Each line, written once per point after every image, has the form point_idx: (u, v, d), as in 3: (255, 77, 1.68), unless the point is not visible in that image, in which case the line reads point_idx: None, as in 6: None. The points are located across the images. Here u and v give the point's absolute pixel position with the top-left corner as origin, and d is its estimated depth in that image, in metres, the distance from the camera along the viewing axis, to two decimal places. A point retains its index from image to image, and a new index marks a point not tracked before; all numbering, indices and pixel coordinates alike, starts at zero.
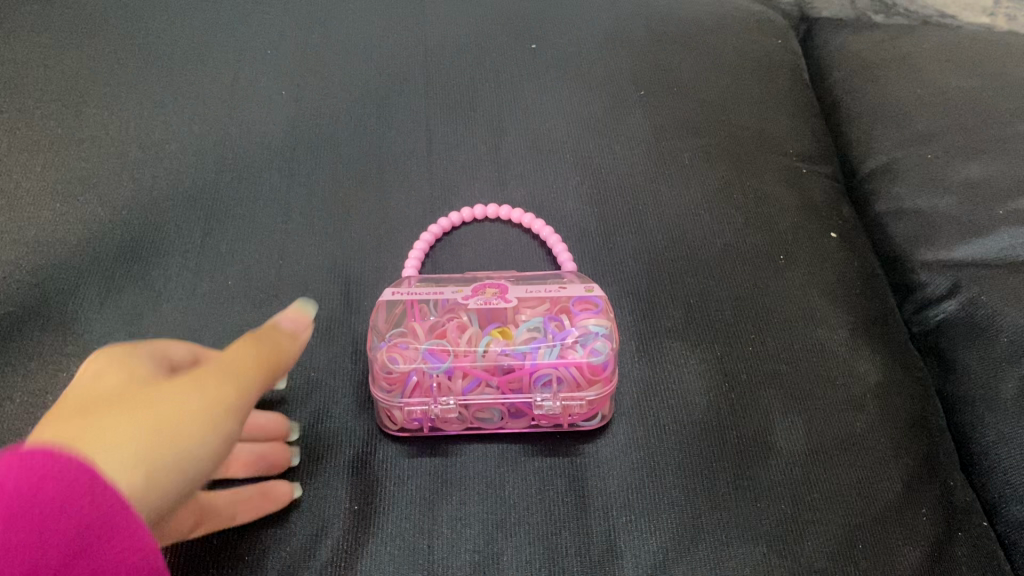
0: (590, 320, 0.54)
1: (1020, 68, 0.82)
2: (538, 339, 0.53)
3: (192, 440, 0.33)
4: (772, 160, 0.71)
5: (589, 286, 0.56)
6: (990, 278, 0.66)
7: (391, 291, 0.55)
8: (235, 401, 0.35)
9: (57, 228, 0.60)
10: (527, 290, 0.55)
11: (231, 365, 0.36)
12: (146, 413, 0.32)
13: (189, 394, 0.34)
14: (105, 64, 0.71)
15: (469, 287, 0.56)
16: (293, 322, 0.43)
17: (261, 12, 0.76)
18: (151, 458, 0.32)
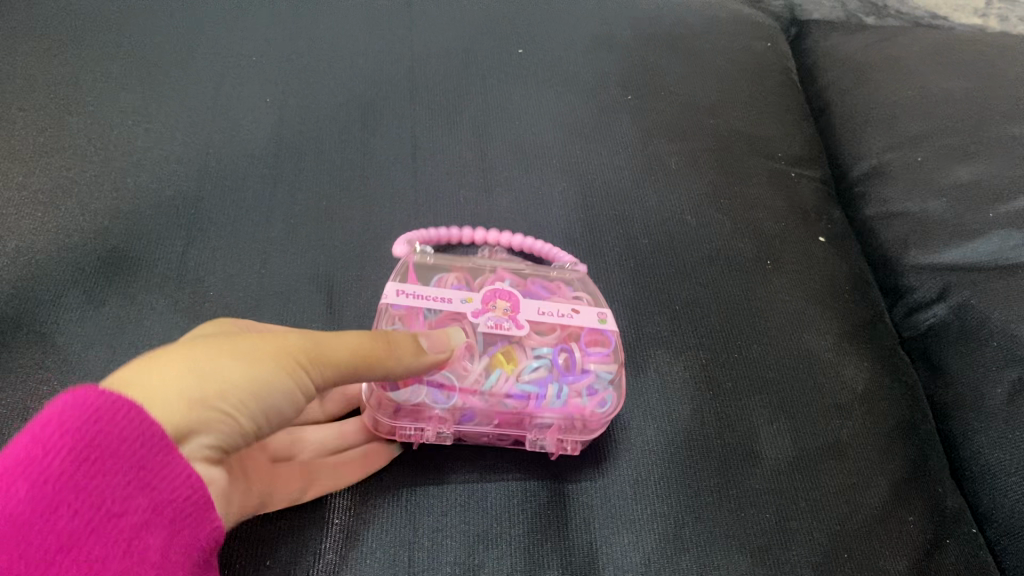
0: (598, 363, 0.54)
1: (1010, 69, 0.81)
2: (545, 378, 0.52)
3: (240, 375, 0.41)
4: (760, 165, 0.70)
5: (601, 315, 0.56)
6: (980, 281, 0.65)
7: (397, 290, 0.54)
8: (302, 363, 0.43)
9: (37, 238, 0.60)
10: (540, 313, 0.55)
11: (325, 339, 0.44)
12: (215, 352, 0.41)
13: (252, 349, 0.42)
14: (89, 71, 0.70)
15: (480, 298, 0.55)
16: (433, 342, 0.49)
17: (246, 18, 0.76)
18: (197, 377, 0.40)
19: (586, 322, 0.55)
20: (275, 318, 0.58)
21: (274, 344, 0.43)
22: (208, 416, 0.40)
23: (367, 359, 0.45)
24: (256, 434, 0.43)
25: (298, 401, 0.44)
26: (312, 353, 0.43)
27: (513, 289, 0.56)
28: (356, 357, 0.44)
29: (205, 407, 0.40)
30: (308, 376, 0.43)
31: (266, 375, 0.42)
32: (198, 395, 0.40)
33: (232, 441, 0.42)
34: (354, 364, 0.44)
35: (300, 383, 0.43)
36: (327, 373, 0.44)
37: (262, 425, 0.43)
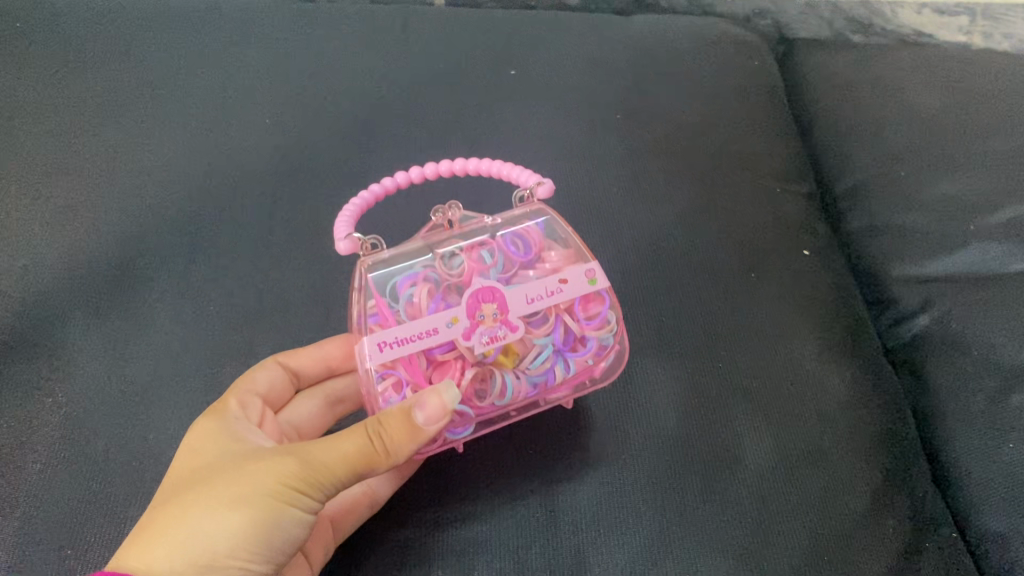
0: (597, 325, 0.52)
1: (992, 85, 0.83)
2: (553, 366, 0.51)
3: (240, 524, 0.43)
4: (746, 179, 0.72)
5: (589, 275, 0.52)
6: (961, 293, 0.67)
7: (377, 346, 0.48)
8: (297, 491, 0.44)
9: (45, 257, 0.62)
10: (529, 301, 0.50)
11: (312, 457, 0.45)
12: (208, 507, 0.43)
13: (239, 493, 0.43)
14: (94, 93, 0.73)
15: (466, 314, 0.49)
16: (431, 418, 0.44)
17: (246, 38, 0.78)
18: (194, 544, 0.42)
19: (580, 292, 0.51)
20: (274, 331, 0.60)
21: (266, 481, 0.44)
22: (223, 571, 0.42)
23: (363, 463, 0.45)
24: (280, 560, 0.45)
25: (308, 519, 0.45)
26: (303, 477, 0.44)
27: (495, 285, 0.50)
28: (351, 469, 0.45)
29: (216, 565, 0.42)
30: (309, 497, 0.45)
31: (265, 513, 0.43)
32: (203, 558, 0.42)
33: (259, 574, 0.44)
34: (352, 471, 0.45)
35: (302, 506, 0.45)
36: (328, 486, 0.45)
37: (284, 549, 0.45)
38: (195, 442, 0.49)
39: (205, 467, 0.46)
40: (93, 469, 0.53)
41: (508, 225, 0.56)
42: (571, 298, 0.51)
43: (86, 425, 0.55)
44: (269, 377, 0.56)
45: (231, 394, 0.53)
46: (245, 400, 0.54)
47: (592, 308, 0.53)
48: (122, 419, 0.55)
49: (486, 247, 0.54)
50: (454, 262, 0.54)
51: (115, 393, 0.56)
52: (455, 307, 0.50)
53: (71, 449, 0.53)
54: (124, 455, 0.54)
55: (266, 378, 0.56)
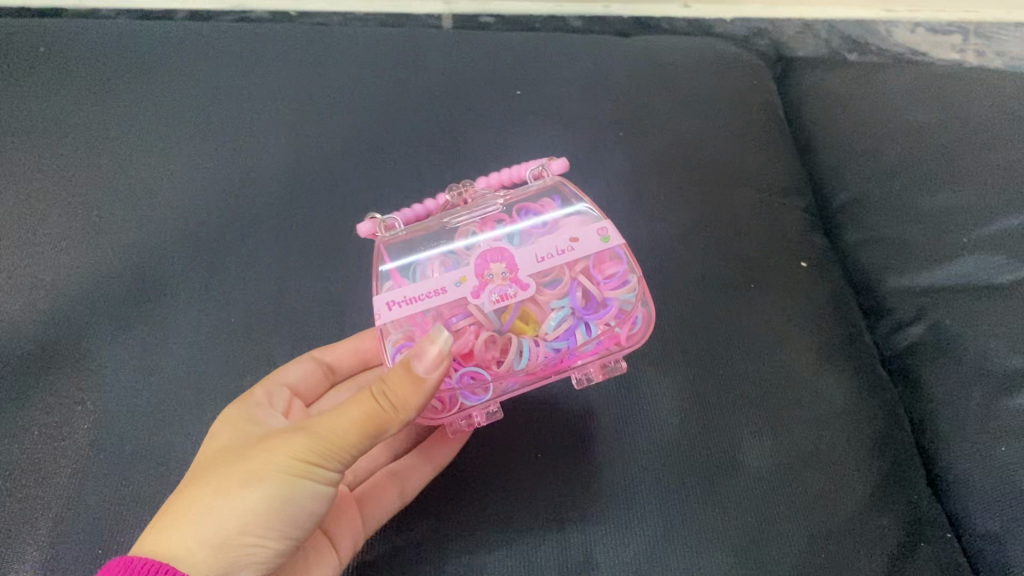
0: (615, 286, 0.53)
1: (984, 102, 0.86)
2: (570, 327, 0.52)
3: (252, 504, 0.43)
4: (745, 194, 0.75)
5: (600, 234, 0.53)
6: (954, 302, 0.70)
7: (386, 305, 0.51)
8: (308, 465, 0.44)
9: (72, 273, 0.65)
10: (538, 260, 0.52)
11: (321, 430, 0.44)
12: (221, 486, 0.44)
13: (252, 472, 0.44)
14: (116, 116, 0.76)
15: (474, 273, 0.52)
16: (427, 366, 0.44)
17: (262, 62, 0.81)
18: (211, 525, 0.43)
19: (590, 249, 0.53)
20: (292, 341, 0.63)
21: (276, 460, 0.44)
22: (241, 551, 0.43)
23: (374, 427, 0.44)
24: (297, 534, 0.46)
25: (323, 491, 0.45)
26: (314, 450, 0.44)
27: (504, 245, 0.53)
28: (362, 436, 0.44)
29: (233, 545, 0.43)
30: (321, 469, 0.45)
31: (278, 490, 0.44)
32: (218, 540, 0.43)
33: (277, 550, 0.45)
34: (364, 438, 0.45)
35: (315, 479, 0.45)
36: (341, 457, 0.45)
37: (300, 523, 0.45)
38: (217, 430, 0.50)
39: (222, 450, 0.47)
40: (123, 474, 0.56)
41: (523, 202, 0.59)
42: (582, 254, 0.52)
43: (116, 433, 0.57)
44: (302, 370, 0.58)
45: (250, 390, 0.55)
46: (263, 391, 0.55)
47: (608, 269, 0.54)
48: (149, 427, 0.58)
49: (502, 224, 0.57)
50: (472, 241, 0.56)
51: (142, 402, 0.59)
52: (465, 268, 0.52)
53: (101, 457, 0.56)
54: (151, 461, 0.56)
55: (299, 370, 0.58)
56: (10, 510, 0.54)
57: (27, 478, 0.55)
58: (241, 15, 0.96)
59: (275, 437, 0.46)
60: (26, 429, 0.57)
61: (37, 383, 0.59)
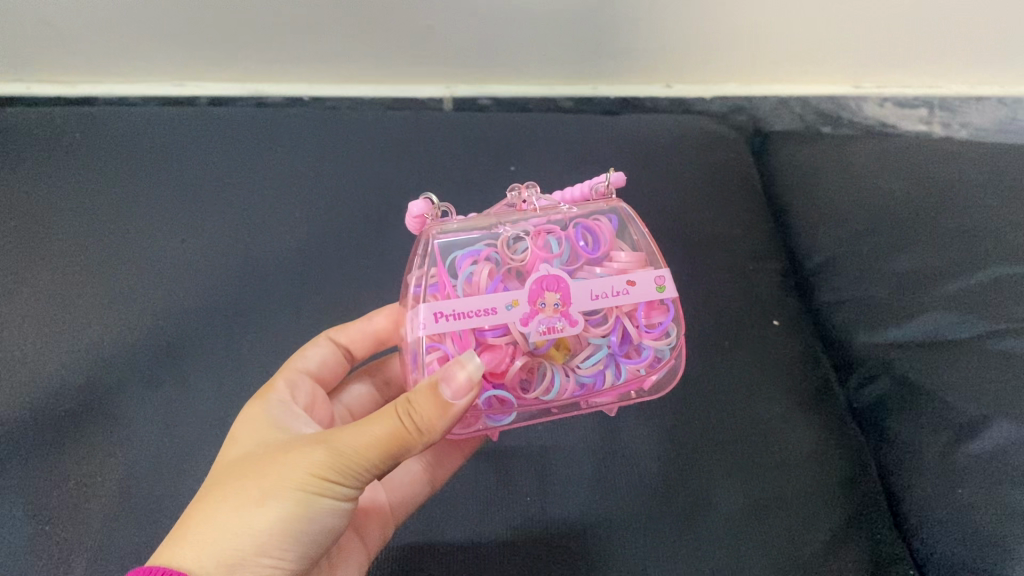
0: (656, 335, 0.55)
1: (946, 169, 0.92)
2: (602, 367, 0.54)
3: (269, 521, 0.46)
4: (719, 261, 0.82)
5: (658, 282, 0.53)
6: (917, 356, 0.75)
7: (433, 317, 0.49)
8: (327, 484, 0.47)
9: (104, 336, 0.71)
10: (594, 299, 0.51)
11: (341, 447, 0.47)
12: (238, 505, 0.46)
13: (267, 491, 0.46)
14: (145, 193, 0.83)
15: (528, 298, 0.50)
16: (455, 392, 0.45)
17: (279, 141, 0.89)
18: (227, 542, 0.45)
19: (644, 296, 0.52)
20: None
21: (295, 476, 0.46)
22: (259, 567, 0.45)
23: (392, 444, 0.47)
24: (309, 551, 0.48)
25: (337, 507, 0.48)
26: (329, 469, 0.47)
27: (562, 274, 0.51)
28: (381, 454, 0.47)
29: (250, 562, 0.45)
30: (339, 486, 0.47)
31: (294, 506, 0.46)
32: (233, 557, 0.44)
33: (292, 568, 0.47)
34: (382, 455, 0.47)
35: (332, 495, 0.47)
36: (357, 474, 0.47)
37: (314, 541, 0.48)
38: (236, 447, 0.52)
39: (239, 465, 0.49)
40: (151, 518, 0.61)
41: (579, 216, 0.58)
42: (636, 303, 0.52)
43: (145, 482, 0.63)
44: (319, 354, 0.65)
45: (264, 401, 0.57)
46: (278, 402, 0.57)
47: (653, 318, 0.55)
48: (174, 475, 0.64)
49: (556, 238, 0.56)
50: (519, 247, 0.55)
51: (169, 452, 0.65)
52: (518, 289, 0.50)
53: (130, 502, 0.62)
54: (176, 507, 0.62)
55: (316, 355, 0.64)
56: (46, 550, 0.59)
57: (61, 522, 0.61)
58: (258, 99, 1.04)
59: (290, 452, 0.48)
60: (63, 479, 0.63)
61: (78, 436, 0.65)
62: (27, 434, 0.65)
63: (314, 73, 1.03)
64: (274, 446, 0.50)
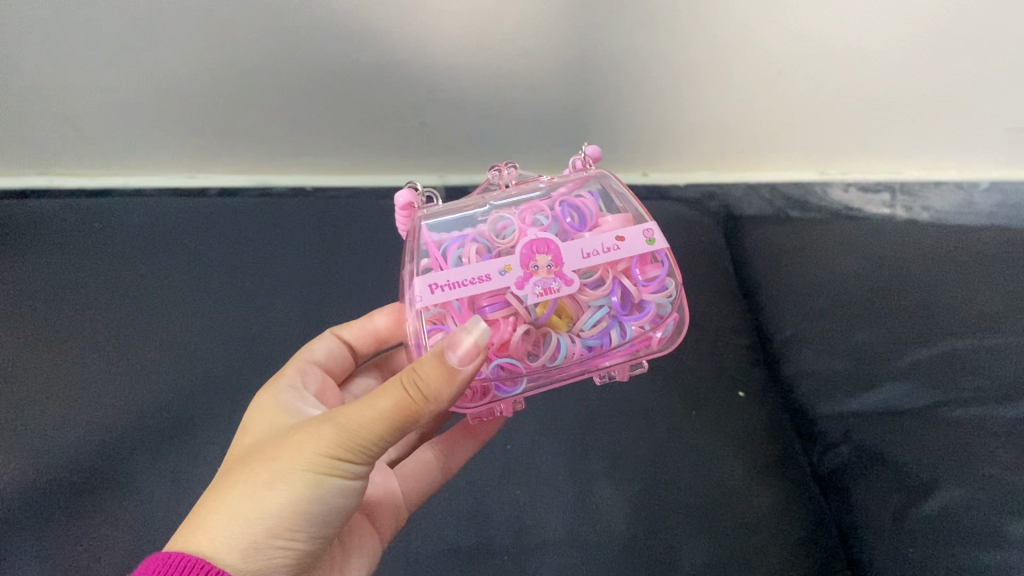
0: (656, 292, 0.59)
1: (901, 248, 0.99)
2: (607, 328, 0.57)
3: (281, 504, 0.48)
4: (688, 340, 0.90)
5: (646, 236, 0.58)
6: (874, 425, 0.80)
7: (430, 288, 0.54)
8: (335, 461, 0.50)
9: (118, 409, 0.78)
10: (584, 258, 0.56)
11: (347, 425, 0.49)
12: (248, 493, 0.49)
13: (277, 475, 0.49)
14: (158, 277, 0.91)
15: (520, 263, 0.55)
16: (462, 359, 0.47)
17: (282, 230, 0.96)
18: (240, 528, 0.47)
19: (636, 248, 0.57)
20: None
21: (303, 460, 0.49)
22: (272, 552, 0.48)
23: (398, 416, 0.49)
24: (321, 527, 0.51)
25: (346, 486, 0.51)
26: (334, 450, 0.49)
27: (550, 238, 0.56)
28: (388, 426, 0.49)
29: (264, 547, 0.48)
30: (346, 464, 0.50)
31: (303, 489, 0.49)
32: (246, 542, 0.47)
33: (304, 548, 0.50)
34: (388, 427, 0.49)
35: (341, 473, 0.50)
36: (363, 451, 0.50)
37: (324, 520, 0.51)
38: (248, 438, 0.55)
39: (250, 455, 0.52)
40: None
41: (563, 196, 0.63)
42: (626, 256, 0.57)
43: (153, 541, 0.69)
44: (326, 345, 0.71)
45: (272, 397, 0.60)
46: (286, 397, 0.60)
47: (649, 272, 0.59)
48: None
49: (542, 215, 0.61)
50: (504, 231, 0.59)
51: (177, 515, 0.71)
52: (509, 257, 0.56)
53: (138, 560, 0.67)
54: None
55: (323, 348, 0.70)
56: None
57: None
58: (262, 190, 1.12)
59: (298, 434, 0.51)
60: (74, 539, 0.68)
61: (95, 500, 0.71)
62: (44, 498, 0.70)
63: (315, 165, 1.12)
64: (282, 433, 0.53)
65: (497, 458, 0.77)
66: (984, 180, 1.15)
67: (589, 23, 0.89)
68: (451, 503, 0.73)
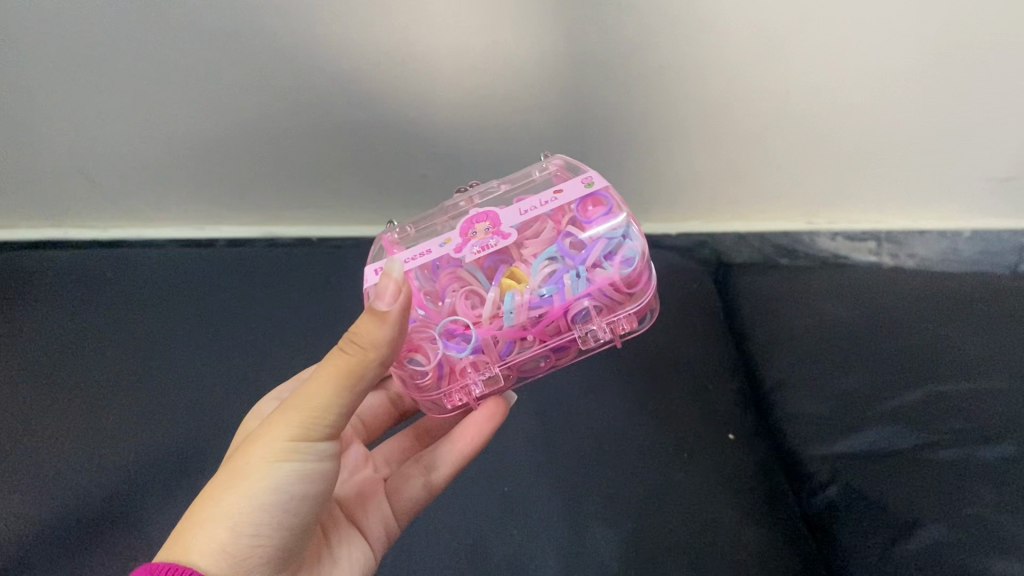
0: (607, 233, 0.63)
1: (884, 292, 1.03)
2: (557, 277, 0.62)
3: (253, 501, 0.52)
4: (679, 382, 0.93)
5: (585, 184, 0.65)
6: (860, 468, 0.83)
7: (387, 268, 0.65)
8: (292, 442, 0.53)
9: (132, 453, 0.81)
10: (519, 216, 0.64)
11: (293, 412, 0.53)
12: (213, 499, 0.52)
13: (238, 476, 0.53)
14: (168, 322, 0.94)
15: (459, 234, 0.65)
16: (385, 301, 0.52)
17: (290, 276, 1.00)
18: (211, 532, 0.51)
19: (570, 196, 0.64)
20: None
21: (258, 456, 0.53)
22: (244, 547, 0.51)
23: (343, 381, 0.53)
24: (298, 510, 0.54)
25: (307, 470, 0.54)
26: (286, 437, 0.53)
27: (489, 208, 0.65)
28: (336, 389, 0.53)
29: (235, 544, 0.51)
30: (300, 446, 0.53)
31: (262, 481, 0.52)
32: (216, 541, 0.51)
33: (279, 541, 0.53)
34: (334, 395, 0.53)
35: (298, 458, 0.53)
36: (314, 430, 0.54)
37: (292, 509, 0.54)
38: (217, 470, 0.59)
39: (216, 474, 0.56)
40: None
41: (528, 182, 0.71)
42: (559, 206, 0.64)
43: None
44: None
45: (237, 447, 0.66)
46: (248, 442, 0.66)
47: (597, 216, 0.65)
48: None
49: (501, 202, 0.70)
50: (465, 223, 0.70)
51: None
52: (454, 233, 0.65)
53: None
54: None
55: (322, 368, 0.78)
56: None
57: None
58: (270, 239, 1.16)
59: (252, 437, 0.55)
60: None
61: (103, 541, 0.74)
62: (62, 541, 0.74)
63: (321, 216, 1.16)
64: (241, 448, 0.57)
65: (493, 503, 0.80)
66: (967, 229, 1.19)
67: (580, 81, 0.93)
68: (450, 545, 0.77)
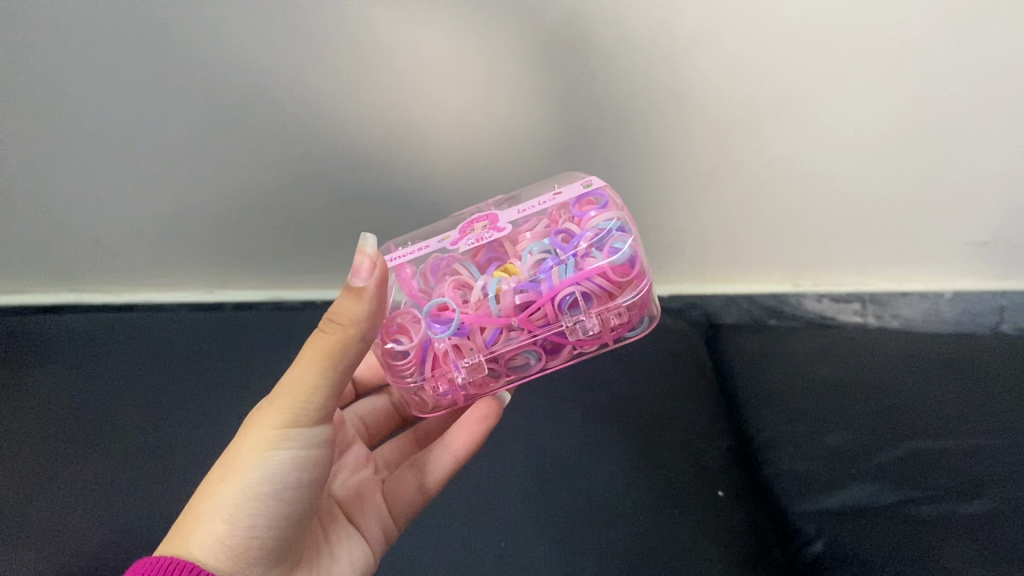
0: (596, 225, 0.67)
1: (867, 353, 1.06)
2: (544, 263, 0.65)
3: (245, 496, 0.56)
4: (671, 442, 0.97)
5: (580, 190, 0.70)
6: (844, 526, 0.85)
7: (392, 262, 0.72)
8: (280, 433, 0.57)
9: (142, 507, 0.84)
10: (515, 217, 0.70)
11: (280, 404, 0.58)
12: (207, 496, 0.56)
13: (230, 472, 0.57)
14: (179, 383, 0.98)
15: (459, 233, 0.71)
16: (361, 276, 0.56)
17: (295, 339, 1.04)
18: (206, 527, 0.55)
19: (563, 199, 0.70)
20: None
21: (247, 451, 0.57)
22: (239, 539, 0.55)
23: (325, 363, 0.57)
24: (288, 501, 0.58)
25: (296, 459, 0.58)
26: (272, 429, 0.57)
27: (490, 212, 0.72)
28: (319, 373, 0.57)
29: (230, 537, 0.55)
30: (286, 435, 0.58)
31: (251, 474, 0.56)
32: (211, 535, 0.55)
33: (272, 532, 0.57)
34: (318, 379, 0.57)
35: (285, 447, 0.58)
36: (300, 418, 0.58)
37: (283, 499, 0.58)
38: None
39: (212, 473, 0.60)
40: None
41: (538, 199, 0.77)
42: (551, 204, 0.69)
43: None
44: None
45: None
46: None
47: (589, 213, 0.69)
48: None
49: None
50: None
51: None
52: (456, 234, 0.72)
53: None
54: None
55: None
56: None
57: None
58: (275, 302, 1.20)
59: (243, 433, 0.59)
60: None
61: None
62: None
63: (325, 280, 1.20)
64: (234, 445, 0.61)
65: (490, 559, 0.83)
66: (948, 290, 1.23)
67: (573, 152, 0.99)
68: None
